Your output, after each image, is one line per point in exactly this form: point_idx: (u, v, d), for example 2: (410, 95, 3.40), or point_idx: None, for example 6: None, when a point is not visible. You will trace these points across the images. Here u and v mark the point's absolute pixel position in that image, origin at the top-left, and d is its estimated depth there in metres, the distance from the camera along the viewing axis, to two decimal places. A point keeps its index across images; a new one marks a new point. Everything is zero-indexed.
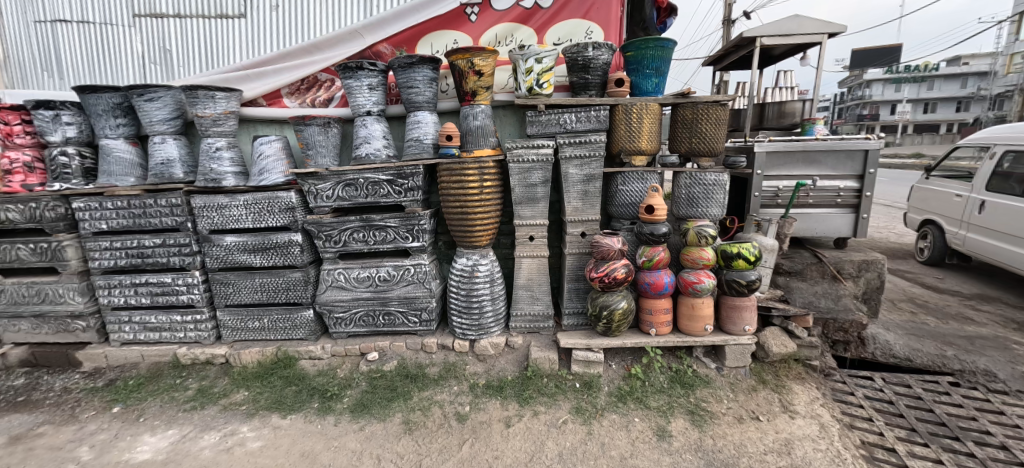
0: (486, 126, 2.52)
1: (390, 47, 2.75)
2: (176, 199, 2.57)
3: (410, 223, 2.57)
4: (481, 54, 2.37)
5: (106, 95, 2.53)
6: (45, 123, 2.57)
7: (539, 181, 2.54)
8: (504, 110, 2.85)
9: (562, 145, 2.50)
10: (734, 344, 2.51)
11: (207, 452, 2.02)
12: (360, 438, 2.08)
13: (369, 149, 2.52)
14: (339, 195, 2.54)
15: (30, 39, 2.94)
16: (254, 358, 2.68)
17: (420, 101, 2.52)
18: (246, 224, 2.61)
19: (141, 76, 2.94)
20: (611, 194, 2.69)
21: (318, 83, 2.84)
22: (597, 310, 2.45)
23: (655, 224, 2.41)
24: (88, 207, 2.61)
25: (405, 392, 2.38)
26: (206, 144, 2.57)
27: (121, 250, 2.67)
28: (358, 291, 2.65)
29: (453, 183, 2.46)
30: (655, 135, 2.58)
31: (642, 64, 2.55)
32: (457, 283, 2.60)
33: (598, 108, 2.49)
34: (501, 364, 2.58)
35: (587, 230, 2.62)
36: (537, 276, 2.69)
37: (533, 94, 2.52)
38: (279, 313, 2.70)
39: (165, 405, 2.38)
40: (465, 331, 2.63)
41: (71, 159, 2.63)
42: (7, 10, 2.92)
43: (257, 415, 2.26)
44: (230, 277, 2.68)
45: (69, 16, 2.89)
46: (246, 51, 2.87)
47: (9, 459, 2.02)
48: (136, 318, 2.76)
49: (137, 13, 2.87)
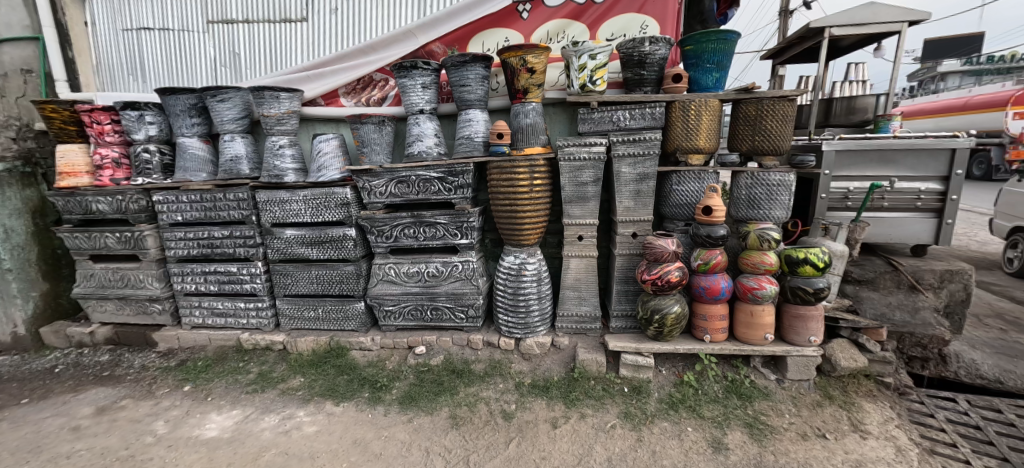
0: (537, 124, 2.49)
1: (442, 46, 2.79)
2: (243, 194, 2.72)
3: (459, 220, 2.59)
4: (534, 51, 2.35)
5: (184, 97, 2.72)
6: (131, 122, 2.79)
7: (590, 180, 2.49)
8: (555, 107, 2.82)
9: (615, 143, 2.44)
10: (798, 356, 2.35)
11: (268, 433, 2.13)
12: (409, 429, 2.13)
13: (421, 147, 2.57)
14: (391, 191, 2.60)
15: (118, 45, 3.21)
16: (309, 346, 2.79)
17: (472, 99, 2.54)
18: (305, 218, 2.72)
19: (213, 78, 3.14)
20: (665, 194, 2.60)
21: (372, 83, 2.93)
22: (649, 313, 2.37)
23: (713, 226, 2.29)
24: (166, 200, 2.83)
25: (451, 387, 2.41)
26: (271, 142, 2.71)
27: (193, 240, 2.87)
28: (407, 285, 2.70)
29: (503, 181, 2.45)
30: (714, 133, 2.47)
31: (701, 58, 2.44)
32: (504, 281, 2.60)
33: (653, 104, 2.41)
34: (547, 364, 2.56)
35: (638, 230, 2.55)
36: (586, 276, 2.64)
37: (586, 91, 2.48)
38: (333, 304, 2.80)
39: (230, 387, 2.54)
40: (511, 329, 2.62)
41: (153, 155, 2.86)
42: (100, 19, 3.20)
43: (312, 401, 2.37)
44: (289, 269, 2.81)
45: (151, 23, 3.13)
46: (307, 53, 3.00)
47: (98, 428, 2.23)
48: (204, 303, 2.95)
49: (211, 20, 3.07)
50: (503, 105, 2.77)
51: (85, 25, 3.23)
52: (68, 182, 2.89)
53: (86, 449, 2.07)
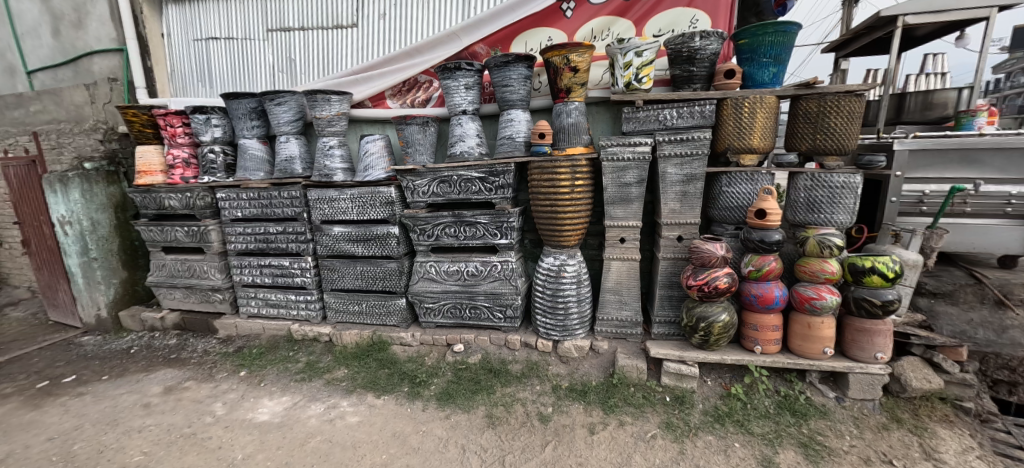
0: (580, 123, 2.46)
1: (485, 47, 2.81)
2: (296, 192, 2.87)
3: (499, 220, 2.60)
4: (578, 49, 2.31)
5: (245, 101, 2.91)
6: (199, 125, 3.02)
7: (634, 181, 2.42)
8: (597, 106, 2.76)
9: (660, 143, 2.36)
10: (861, 373, 2.16)
11: (314, 420, 2.23)
12: (446, 425, 2.15)
13: (463, 147, 2.60)
14: (433, 191, 2.65)
15: (189, 55, 3.49)
16: (353, 339, 2.90)
17: (514, 99, 2.53)
18: (352, 216, 2.82)
19: (271, 83, 3.34)
20: (713, 196, 2.48)
21: (417, 85, 3.00)
22: (694, 321, 2.27)
23: (767, 230, 2.16)
24: (228, 197, 3.04)
25: (488, 386, 2.42)
26: (322, 143, 2.84)
27: (251, 235, 3.06)
28: (447, 284, 2.74)
29: (545, 181, 2.43)
30: (770, 131, 2.33)
31: (757, 52, 2.31)
32: (544, 281, 2.58)
33: (703, 102, 2.30)
34: (585, 368, 2.51)
35: (685, 233, 2.45)
36: (627, 280, 2.58)
37: (631, 89, 2.41)
38: (376, 300, 2.89)
39: (281, 374, 2.69)
40: (549, 331, 2.60)
41: (217, 156, 3.07)
42: (175, 31, 3.50)
43: (355, 392, 2.46)
44: (336, 264, 2.93)
45: (219, 33, 3.38)
46: (356, 57, 3.12)
47: (166, 406, 2.43)
48: (260, 294, 3.14)
49: (270, 28, 3.27)
50: (545, 105, 2.75)
51: (162, 36, 3.53)
52: (146, 180, 3.17)
53: (155, 424, 2.26)
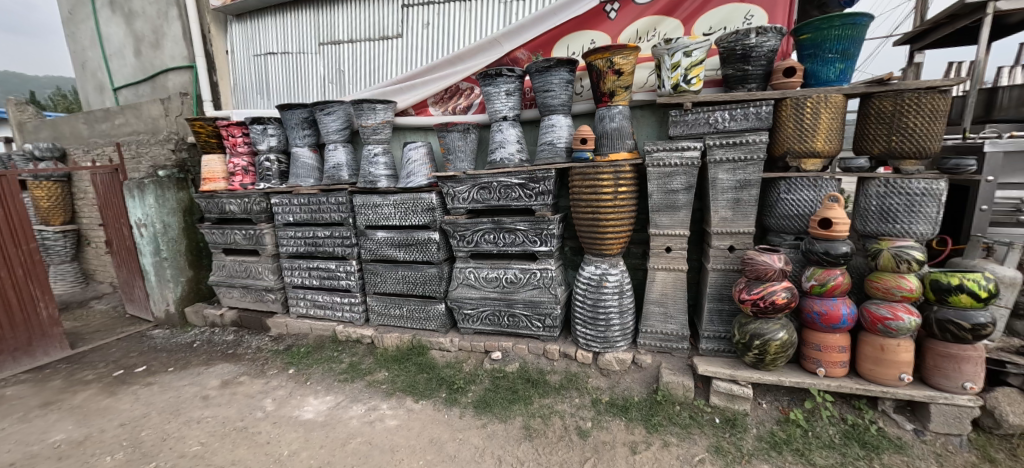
0: (624, 128, 2.38)
1: (527, 53, 2.79)
2: (342, 198, 2.98)
3: (539, 227, 2.55)
4: (622, 52, 2.24)
5: (298, 112, 3.07)
6: (257, 135, 3.21)
7: (681, 187, 2.30)
8: (642, 110, 2.66)
9: (711, 147, 2.23)
10: (945, 404, 1.92)
11: (355, 421, 2.28)
12: (483, 435, 2.13)
13: (503, 154, 2.58)
14: (473, 197, 2.65)
15: (250, 69, 3.73)
16: (393, 342, 2.95)
17: (555, 104, 2.49)
18: (394, 221, 2.89)
19: (321, 93, 3.50)
20: (770, 203, 2.31)
21: (459, 92, 3.02)
22: (747, 338, 2.11)
23: (833, 242, 1.98)
24: (282, 203, 3.20)
25: (526, 396, 2.37)
26: (367, 150, 2.93)
27: (302, 239, 3.20)
28: (486, 290, 2.73)
29: (586, 188, 2.36)
30: (836, 134, 2.14)
31: (821, 47, 2.13)
32: (584, 291, 2.50)
33: (759, 103, 2.15)
34: (627, 382, 2.41)
35: (737, 243, 2.30)
36: (673, 291, 2.45)
37: (679, 91, 2.28)
38: (416, 304, 2.93)
39: (326, 373, 2.78)
40: (589, 342, 2.52)
41: (272, 163, 3.25)
42: (237, 47, 3.76)
43: (395, 395, 2.49)
44: (379, 268, 3.00)
45: (276, 48, 3.59)
46: (401, 67, 3.21)
47: (222, 399, 2.58)
48: (308, 296, 3.27)
49: (322, 42, 3.43)
50: (587, 110, 2.69)
51: (226, 53, 3.81)
52: (210, 186, 3.41)
53: (211, 416, 2.40)
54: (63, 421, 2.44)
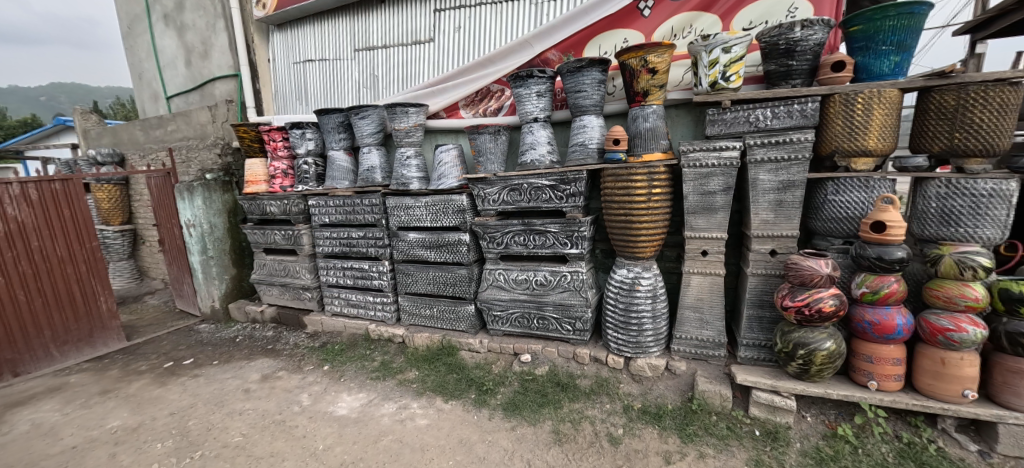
0: (658, 127, 2.32)
1: (558, 53, 2.77)
2: (376, 200, 3.05)
3: (570, 229, 2.52)
4: (657, 50, 2.18)
5: (335, 116, 3.17)
6: (296, 139, 3.33)
7: (719, 189, 2.22)
8: (677, 109, 2.59)
9: (751, 147, 2.15)
10: (1017, 425, 1.75)
11: (387, 419, 2.33)
12: (512, 437, 2.12)
13: (534, 155, 2.57)
14: (504, 199, 2.65)
15: (290, 76, 3.89)
16: (424, 342, 2.99)
17: (587, 104, 2.45)
18: (425, 223, 2.93)
19: (356, 98, 3.61)
20: (815, 206, 2.19)
21: (490, 94, 3.03)
22: (791, 347, 2.00)
23: (887, 247, 1.85)
24: (318, 204, 3.31)
25: (555, 400, 2.34)
26: (400, 153, 2.99)
27: (337, 239, 3.30)
28: (515, 292, 2.72)
29: (618, 189, 2.32)
30: (890, 131, 2.01)
31: (874, 40, 2.00)
32: (616, 294, 2.45)
33: (804, 99, 2.05)
34: (660, 389, 2.34)
35: (779, 247, 2.19)
36: (709, 296, 2.37)
37: (717, 88, 2.21)
38: (446, 305, 2.96)
39: (359, 371, 2.85)
40: (621, 347, 2.46)
41: (310, 166, 3.37)
42: (278, 56, 3.93)
43: (425, 395, 2.52)
44: (411, 269, 3.05)
45: (314, 55, 3.73)
46: (433, 70, 3.26)
47: (262, 392, 2.69)
48: (342, 294, 3.37)
49: (357, 48, 3.53)
50: (620, 110, 2.65)
51: (268, 61, 3.98)
52: (252, 188, 3.57)
53: (252, 409, 2.50)
54: (119, 409, 2.61)
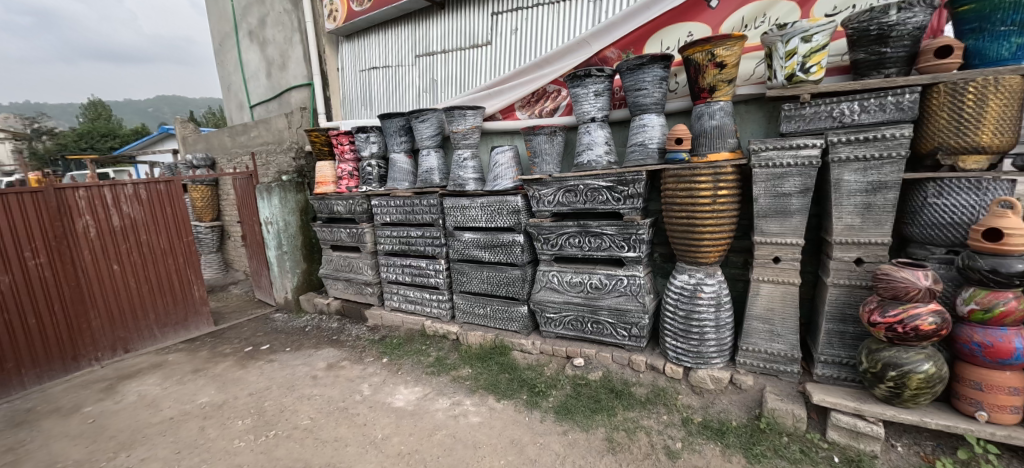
0: (725, 125, 2.18)
1: (617, 51, 2.70)
2: (434, 200, 3.15)
3: (627, 232, 2.45)
4: (726, 42, 2.05)
5: (397, 120, 3.32)
6: (362, 142, 3.54)
7: (795, 191, 2.05)
8: (748, 105, 2.43)
9: (833, 144, 1.96)
10: None
11: (441, 414, 2.39)
12: (564, 442, 2.09)
13: (591, 156, 2.52)
14: (559, 200, 2.63)
15: (356, 83, 4.14)
16: (477, 340, 3.04)
17: (648, 103, 2.37)
18: (481, 223, 2.98)
19: (416, 102, 3.76)
20: (911, 210, 1.96)
21: (546, 95, 3.02)
22: (879, 367, 1.80)
23: (1004, 258, 1.60)
24: (380, 204, 3.48)
25: (609, 407, 2.28)
26: (457, 155, 3.07)
27: (396, 238, 3.45)
28: (569, 295, 2.69)
29: (680, 191, 2.21)
30: (1010, 124, 1.75)
31: (990, 19, 1.74)
32: (676, 301, 2.34)
33: (901, 90, 1.82)
34: (723, 403, 2.20)
35: (866, 255, 1.98)
36: (781, 307, 2.19)
37: (794, 82, 2.03)
38: (499, 305, 2.99)
39: (415, 365, 2.96)
40: (680, 356, 2.35)
41: (373, 168, 3.55)
42: (346, 65, 4.19)
43: (477, 393, 2.56)
44: (465, 268, 3.12)
45: (379, 63, 3.94)
46: (490, 73, 3.31)
47: (328, 380, 2.88)
48: (401, 291, 3.51)
49: (418, 54, 3.68)
50: (682, 108, 2.53)
51: (338, 70, 4.26)
52: (322, 189, 3.83)
53: (319, 395, 2.68)
54: (207, 387, 2.91)
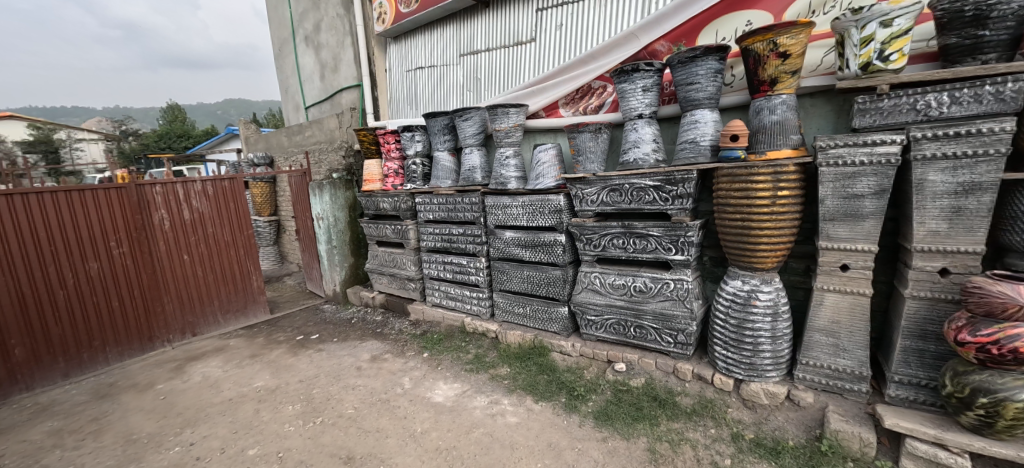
0: (788, 121, 2.02)
1: (667, 44, 2.58)
2: (475, 198, 3.17)
3: (675, 234, 2.34)
4: (790, 30, 1.89)
5: (441, 119, 3.37)
6: (407, 141, 3.62)
7: (868, 192, 1.86)
8: (814, 99, 2.24)
9: (916, 140, 1.75)
10: None
11: (480, 411, 2.40)
12: (603, 449, 2.03)
13: (637, 154, 2.43)
14: (603, 200, 2.55)
15: (403, 84, 4.25)
16: (516, 339, 3.03)
17: (700, 98, 2.24)
18: (522, 222, 2.96)
19: (460, 101, 3.80)
20: (1010, 215, 1.72)
21: (591, 91, 2.94)
22: (966, 392, 1.59)
23: None
24: (424, 202, 3.54)
25: (652, 416, 2.19)
26: (500, 153, 3.07)
27: (439, 235, 3.51)
28: (611, 297, 2.61)
29: (735, 190, 2.07)
30: None
31: None
32: (727, 308, 2.20)
33: (1002, 78, 1.60)
34: (779, 421, 2.05)
35: (953, 265, 1.76)
36: (849, 319, 2.00)
37: (870, 71, 1.83)
38: (539, 305, 2.96)
39: (454, 361, 3.00)
40: (731, 367, 2.21)
41: (418, 166, 3.63)
42: (394, 66, 4.31)
43: (516, 393, 2.55)
44: (506, 267, 3.11)
45: (424, 63, 4.02)
46: (533, 70, 3.28)
47: (371, 371, 2.98)
48: (442, 287, 3.57)
49: (463, 53, 3.72)
50: (739, 102, 2.37)
51: (386, 71, 4.40)
52: (369, 187, 3.97)
53: (362, 386, 2.78)
54: (262, 371, 3.10)
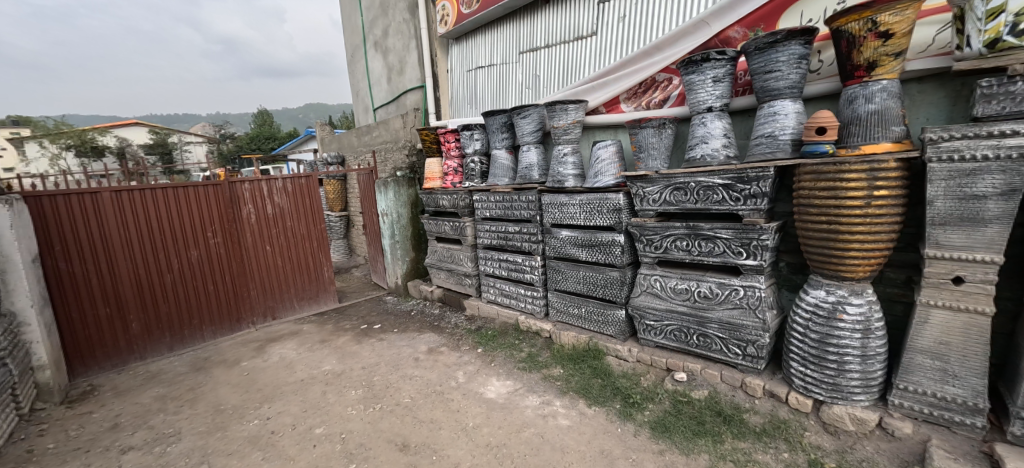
0: (888, 110, 1.76)
1: (742, 30, 2.37)
2: (532, 196, 3.15)
3: (746, 236, 2.16)
4: (894, 6, 1.65)
5: (499, 118, 3.40)
6: (466, 140, 3.70)
7: (993, 192, 1.57)
8: (922, 84, 1.95)
9: None
10: None
11: (531, 411, 2.39)
12: (659, 462, 1.92)
13: (705, 150, 2.27)
14: (665, 199, 2.41)
15: (464, 84, 4.36)
16: (570, 341, 2.98)
17: (780, 87, 2.04)
18: (579, 221, 2.90)
19: (519, 99, 3.81)
20: None
21: (655, 85, 2.80)
22: None
23: None
24: (481, 200, 3.60)
25: (715, 432, 2.03)
26: (557, 151, 3.03)
27: (494, 232, 3.55)
28: (673, 302, 2.47)
29: (819, 189, 1.85)
30: None
31: None
32: (806, 320, 1.99)
33: None
34: (867, 451, 1.81)
35: None
36: (961, 342, 1.71)
37: (999, 49, 1.53)
38: (595, 306, 2.88)
39: (507, 358, 3.02)
40: (810, 386, 2.00)
41: (476, 164, 3.70)
42: (456, 66, 4.43)
43: (568, 395, 2.51)
44: (561, 266, 3.07)
45: (484, 62, 4.08)
46: (594, 65, 3.20)
47: (428, 363, 3.09)
48: (497, 284, 3.61)
49: (522, 50, 3.72)
50: (827, 90, 2.12)
51: (448, 72, 4.53)
52: (430, 184, 4.11)
53: (419, 376, 2.89)
54: (330, 356, 3.34)
